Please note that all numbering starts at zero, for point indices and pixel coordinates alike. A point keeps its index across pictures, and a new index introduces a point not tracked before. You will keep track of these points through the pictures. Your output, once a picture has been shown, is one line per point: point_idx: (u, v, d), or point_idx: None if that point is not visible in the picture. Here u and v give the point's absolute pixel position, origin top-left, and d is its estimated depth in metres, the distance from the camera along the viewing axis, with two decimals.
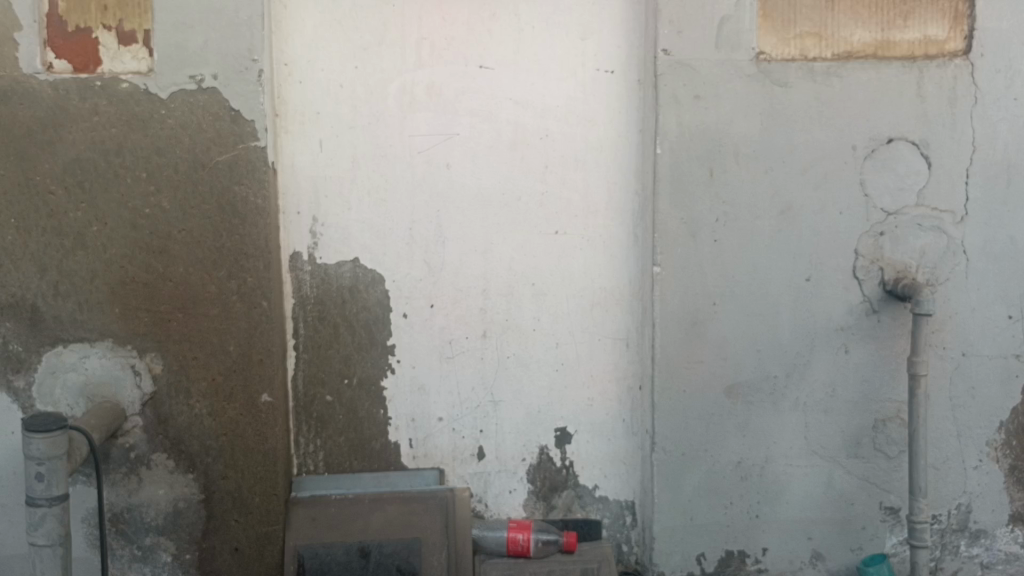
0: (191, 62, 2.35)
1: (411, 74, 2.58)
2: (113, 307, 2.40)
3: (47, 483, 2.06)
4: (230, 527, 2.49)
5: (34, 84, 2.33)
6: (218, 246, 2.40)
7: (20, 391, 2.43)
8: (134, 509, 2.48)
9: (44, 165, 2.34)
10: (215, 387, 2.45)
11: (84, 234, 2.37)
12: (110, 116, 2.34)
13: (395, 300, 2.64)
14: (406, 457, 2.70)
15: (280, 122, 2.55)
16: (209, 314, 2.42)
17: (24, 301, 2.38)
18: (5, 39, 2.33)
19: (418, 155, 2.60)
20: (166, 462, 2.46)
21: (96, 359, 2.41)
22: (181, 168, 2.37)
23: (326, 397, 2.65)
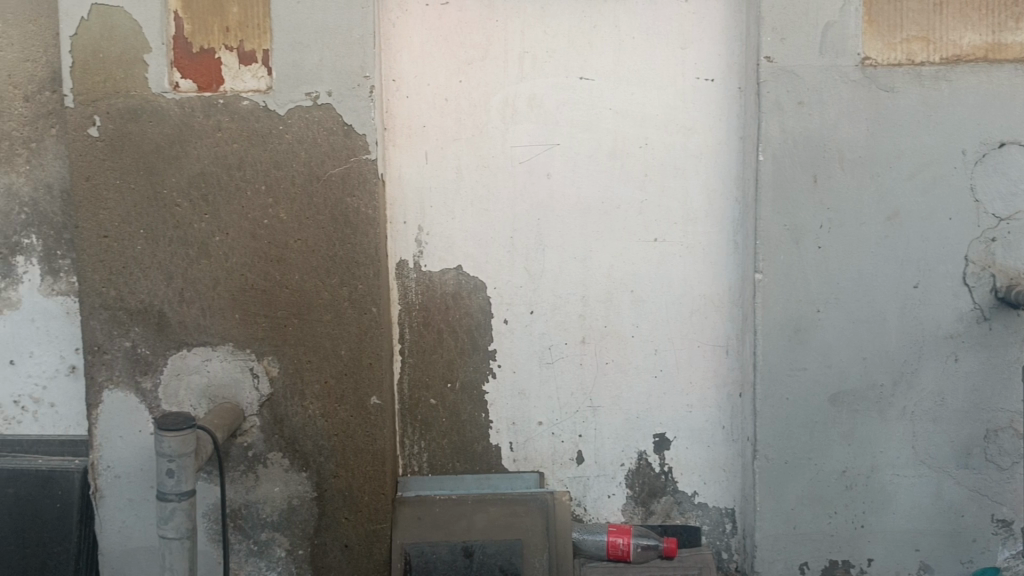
0: (307, 80, 2.47)
1: (513, 86, 2.64)
2: (234, 313, 2.53)
3: (177, 479, 2.16)
4: (341, 524, 2.59)
5: (161, 103, 2.47)
6: (331, 255, 2.51)
7: (147, 392, 2.58)
8: (251, 505, 2.60)
9: (171, 179, 2.49)
10: (328, 390, 2.56)
11: (208, 244, 2.51)
12: (231, 132, 2.47)
13: (497, 306, 2.71)
14: (507, 460, 2.76)
15: (388, 135, 2.65)
16: (322, 319, 2.54)
17: (152, 307, 2.53)
18: (135, 60, 2.46)
19: (520, 165, 2.66)
20: (282, 461, 2.58)
21: (218, 361, 2.55)
22: (297, 181, 2.49)
23: (430, 400, 2.74)
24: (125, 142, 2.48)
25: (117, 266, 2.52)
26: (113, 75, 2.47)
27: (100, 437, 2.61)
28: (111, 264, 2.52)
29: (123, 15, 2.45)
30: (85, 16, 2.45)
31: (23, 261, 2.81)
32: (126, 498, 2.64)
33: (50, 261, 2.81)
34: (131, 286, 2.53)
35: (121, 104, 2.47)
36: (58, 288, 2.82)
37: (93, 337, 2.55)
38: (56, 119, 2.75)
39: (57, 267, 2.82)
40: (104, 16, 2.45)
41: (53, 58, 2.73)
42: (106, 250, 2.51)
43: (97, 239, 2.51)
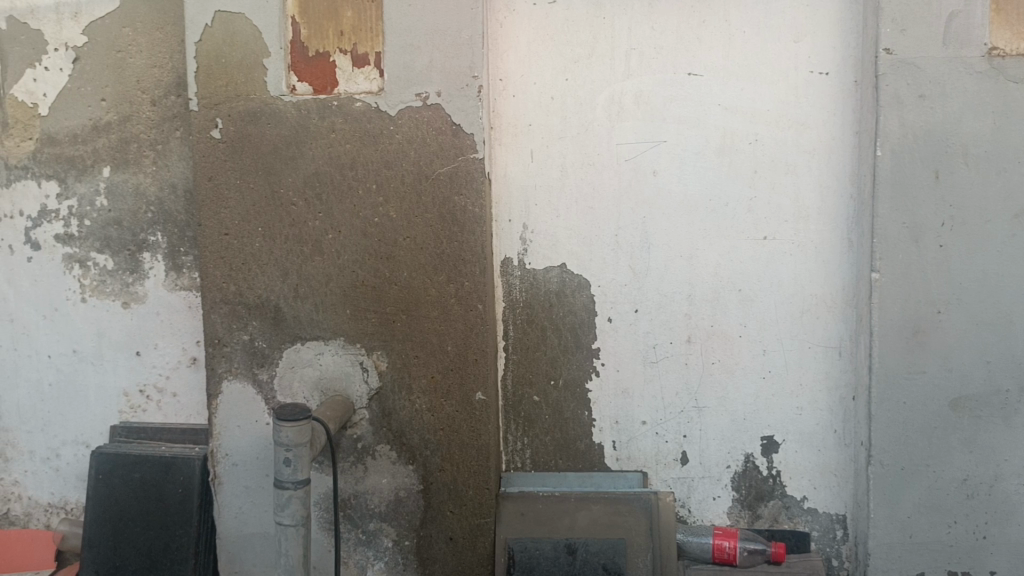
0: (417, 81, 2.52)
1: (620, 83, 2.63)
2: (345, 309, 2.61)
3: (293, 468, 2.24)
4: (445, 517, 2.63)
5: (279, 105, 2.57)
6: (438, 253, 2.56)
7: (264, 383, 2.69)
8: (360, 495, 2.67)
9: (288, 179, 2.58)
10: (434, 385, 2.60)
11: (321, 241, 2.59)
12: (345, 133, 2.55)
13: (601, 304, 2.71)
14: (610, 459, 2.76)
15: (495, 134, 2.68)
16: (429, 315, 2.58)
17: (268, 302, 2.64)
18: (255, 64, 2.57)
19: (626, 163, 2.65)
20: (389, 453, 2.64)
21: (329, 355, 2.64)
22: (406, 180, 2.54)
23: (533, 397, 2.76)
24: (245, 144, 2.59)
25: (237, 262, 2.63)
26: (235, 79, 2.58)
27: (220, 427, 2.73)
28: (231, 260, 2.63)
29: (244, 21, 2.56)
30: (209, 22, 2.56)
31: (149, 257, 2.98)
32: (243, 485, 2.76)
33: (174, 257, 2.97)
34: (249, 282, 2.64)
35: (242, 106, 2.58)
36: (180, 284, 2.97)
37: (214, 330, 2.68)
38: (180, 122, 2.89)
39: (180, 263, 2.96)
40: (227, 22, 2.56)
41: (178, 65, 2.87)
42: (226, 247, 2.63)
43: (218, 236, 2.63)
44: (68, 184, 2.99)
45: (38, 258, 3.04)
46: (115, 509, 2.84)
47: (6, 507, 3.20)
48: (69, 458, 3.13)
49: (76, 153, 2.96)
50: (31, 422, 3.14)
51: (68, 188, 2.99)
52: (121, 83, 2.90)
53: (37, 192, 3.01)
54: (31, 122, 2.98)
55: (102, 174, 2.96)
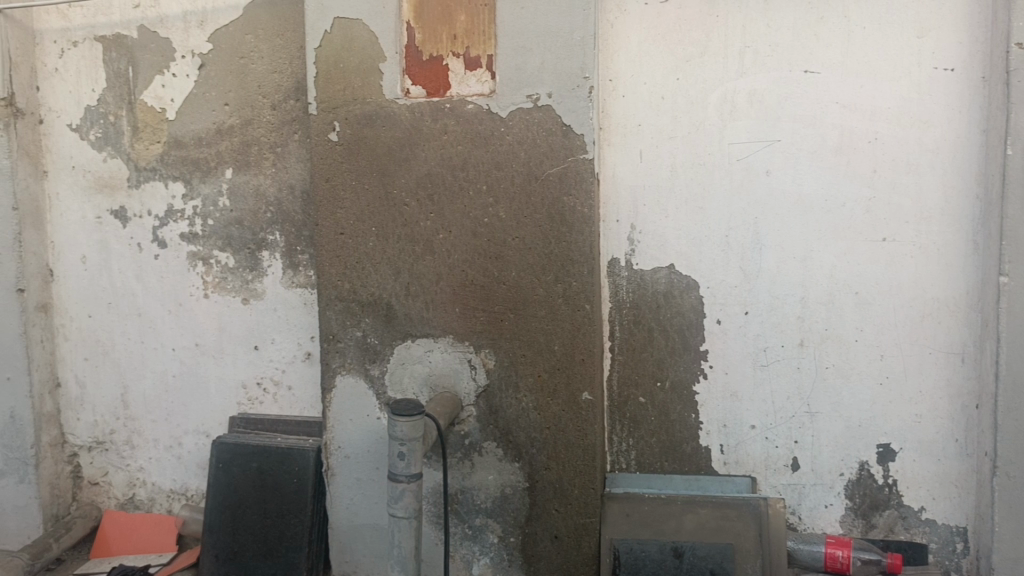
0: (529, 82, 2.53)
1: (733, 82, 2.60)
2: (454, 307, 2.66)
3: (407, 462, 2.29)
4: (551, 515, 2.65)
5: (394, 108, 2.63)
6: (547, 252, 2.57)
7: (376, 378, 2.77)
8: (467, 491, 2.72)
9: (401, 180, 2.65)
10: (541, 383, 2.62)
11: (432, 241, 2.65)
12: (456, 135, 2.59)
13: (710, 306, 2.67)
14: (717, 463, 2.73)
15: (604, 135, 2.69)
16: (537, 315, 2.60)
17: (380, 299, 2.72)
18: (372, 69, 2.64)
19: (738, 164, 2.61)
20: (496, 450, 2.68)
21: (439, 352, 2.69)
22: (517, 181, 2.56)
23: (639, 398, 2.75)
24: (361, 146, 2.67)
25: (351, 260, 2.72)
26: (352, 83, 2.66)
27: (333, 420, 2.84)
28: (346, 259, 2.72)
29: (362, 26, 2.63)
30: (328, 28, 2.65)
31: (268, 256, 3.10)
32: (355, 477, 2.84)
33: (291, 256, 3.08)
34: (363, 280, 2.72)
35: (358, 109, 2.66)
36: (297, 281, 3.08)
37: (329, 326, 2.78)
38: (298, 125, 3.00)
39: (297, 262, 3.08)
40: (345, 28, 2.65)
41: (297, 70, 2.98)
42: (341, 246, 2.72)
43: (335, 236, 2.72)
44: (193, 186, 3.14)
45: (165, 255, 3.20)
46: (234, 497, 2.97)
47: (132, 491, 3.38)
48: (191, 447, 3.29)
49: (201, 156, 3.11)
50: (156, 412, 3.31)
51: (192, 189, 3.14)
52: (244, 89, 3.03)
53: (164, 192, 3.17)
54: (159, 126, 3.14)
55: (224, 176, 3.10)
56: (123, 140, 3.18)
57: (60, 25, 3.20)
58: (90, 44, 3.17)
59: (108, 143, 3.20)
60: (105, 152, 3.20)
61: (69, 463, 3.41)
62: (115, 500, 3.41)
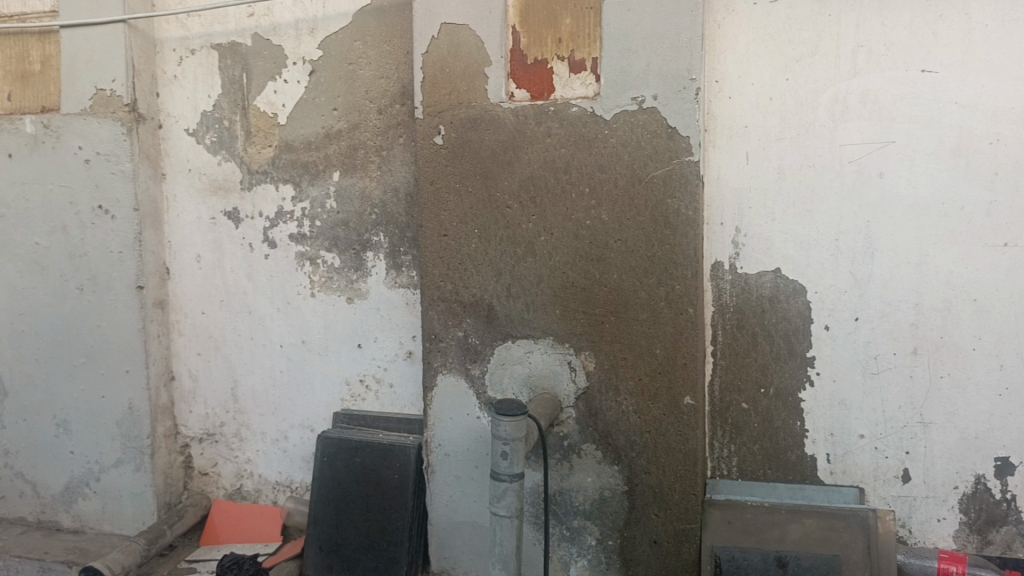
0: (634, 84, 2.51)
1: (844, 82, 2.54)
2: (555, 309, 2.67)
3: (510, 461, 2.32)
4: (650, 519, 2.64)
5: (498, 111, 2.66)
6: (649, 255, 2.55)
7: (476, 378, 2.81)
8: (565, 492, 2.73)
9: (504, 183, 2.68)
10: (641, 387, 2.60)
11: (534, 243, 2.66)
12: (560, 137, 2.60)
13: (818, 311, 2.61)
14: (823, 472, 2.66)
15: (709, 137, 2.66)
16: (639, 318, 2.58)
17: (482, 300, 2.75)
18: (477, 73, 2.68)
19: (849, 166, 2.55)
20: (595, 453, 2.68)
21: (538, 354, 2.71)
22: (620, 183, 2.55)
23: (742, 404, 2.71)
24: (466, 149, 2.71)
25: (454, 262, 2.77)
26: (457, 88, 2.71)
27: (434, 417, 2.89)
28: (449, 261, 2.78)
29: (468, 32, 2.68)
30: (435, 34, 2.71)
31: (372, 256, 3.18)
32: (455, 475, 2.89)
33: (394, 257, 3.15)
34: (465, 281, 2.77)
35: (463, 114, 2.71)
36: (399, 281, 3.15)
37: (432, 326, 2.84)
38: (403, 129, 3.07)
39: (399, 262, 3.15)
40: (452, 34, 2.70)
41: (403, 75, 3.04)
42: (445, 247, 2.78)
43: (438, 238, 2.78)
44: (302, 188, 3.25)
45: (274, 255, 3.32)
46: (338, 490, 3.06)
47: (240, 482, 3.52)
48: (295, 441, 3.40)
49: (310, 159, 3.21)
50: (264, 406, 3.43)
51: (302, 191, 3.25)
52: (352, 94, 3.12)
53: (274, 195, 3.29)
54: (270, 131, 3.26)
55: (332, 179, 3.20)
56: (237, 144, 3.31)
57: (178, 34, 3.34)
58: (206, 52, 3.31)
59: (222, 147, 3.33)
60: (220, 155, 3.34)
61: (182, 453, 3.57)
62: (224, 490, 3.56)
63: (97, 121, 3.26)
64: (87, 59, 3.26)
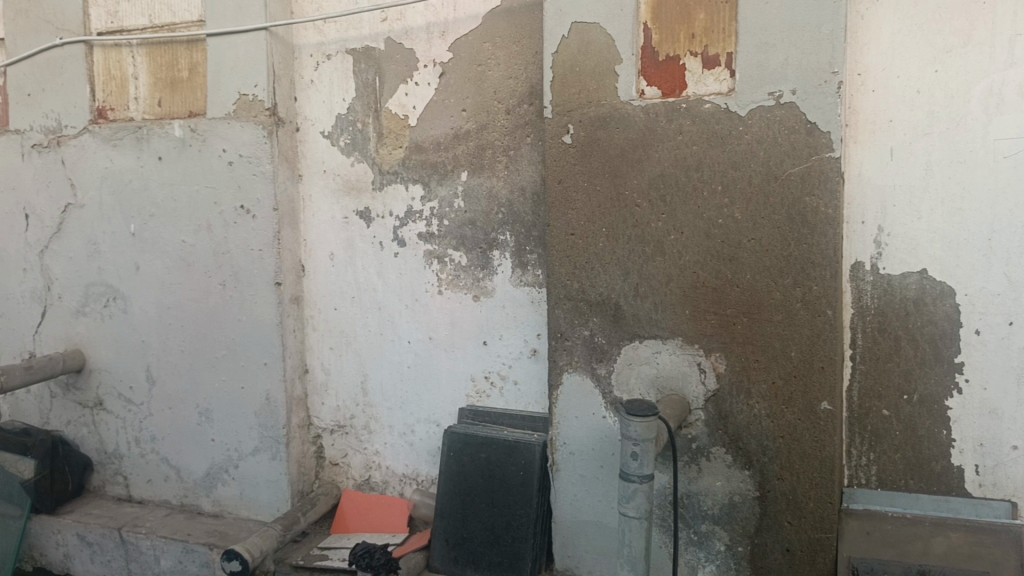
0: (771, 79, 2.44)
1: (1000, 73, 2.39)
2: (685, 310, 2.63)
3: (640, 462, 2.30)
4: (783, 527, 2.57)
5: (629, 109, 2.64)
6: (785, 255, 2.47)
7: (602, 378, 2.80)
8: (693, 495, 2.69)
9: (633, 181, 2.66)
10: (775, 391, 2.53)
11: (663, 242, 2.63)
12: (692, 134, 2.56)
13: (967, 315, 2.48)
14: (971, 484, 2.52)
15: (850, 132, 2.57)
16: (773, 319, 2.51)
17: (609, 299, 2.74)
18: (608, 71, 2.67)
19: (1004, 161, 2.40)
20: (725, 457, 2.62)
21: (667, 354, 2.67)
22: (755, 181, 2.49)
23: (883, 411, 2.60)
24: (594, 148, 2.71)
25: (581, 261, 2.77)
26: (587, 87, 2.70)
27: (560, 416, 2.90)
28: (576, 259, 2.78)
29: (598, 30, 2.67)
30: (565, 34, 2.71)
31: (498, 255, 3.22)
32: (580, 474, 2.89)
33: (520, 255, 3.17)
34: (592, 280, 2.76)
35: (593, 112, 2.70)
36: (525, 280, 3.17)
37: (558, 325, 2.85)
38: (531, 129, 3.09)
39: (525, 261, 3.17)
40: (582, 33, 2.69)
41: (532, 75, 3.06)
42: (572, 246, 2.78)
43: (566, 237, 2.79)
44: (431, 188, 3.32)
45: (403, 253, 3.41)
46: (463, 485, 3.11)
47: (369, 473, 3.64)
48: (422, 435, 3.48)
49: (439, 159, 3.28)
50: (392, 400, 3.53)
51: (431, 191, 3.32)
52: (481, 95, 3.17)
53: (404, 195, 3.37)
54: (402, 132, 3.35)
55: (460, 178, 3.25)
56: (369, 145, 3.42)
57: (315, 40, 3.47)
58: (342, 57, 3.42)
59: (355, 148, 3.44)
60: (353, 157, 3.45)
61: (314, 443, 3.72)
62: (353, 481, 3.68)
63: (240, 125, 3.43)
64: (231, 66, 3.42)
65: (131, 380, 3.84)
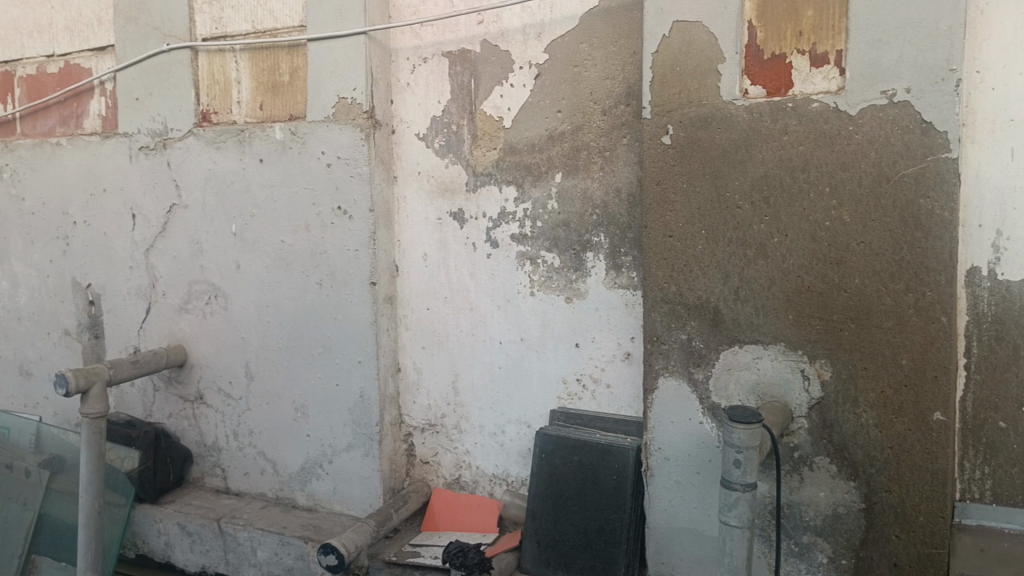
0: (884, 77, 2.36)
1: None
2: (788, 314, 2.56)
3: (743, 470, 2.25)
4: (890, 541, 2.48)
5: (732, 109, 2.59)
6: (896, 259, 2.39)
7: (699, 383, 2.75)
8: (794, 505, 2.62)
9: (735, 182, 2.60)
10: (884, 400, 2.45)
11: (766, 245, 2.57)
12: (799, 134, 2.49)
13: None
14: None
15: (967, 132, 2.46)
16: (882, 326, 2.43)
17: (708, 303, 2.69)
18: (710, 71, 2.62)
19: None
20: (829, 466, 2.54)
21: (768, 360, 2.61)
22: (865, 182, 2.41)
23: (998, 423, 2.48)
24: (694, 148, 2.66)
25: (679, 263, 2.73)
26: (689, 86, 2.66)
27: (655, 420, 2.86)
28: (673, 262, 2.74)
29: (701, 29, 2.62)
30: (667, 33, 2.68)
31: (592, 256, 3.20)
32: (675, 479, 2.85)
33: (615, 257, 3.15)
34: (690, 283, 2.72)
35: (694, 112, 2.65)
36: (619, 282, 3.15)
37: (654, 328, 2.81)
38: (628, 129, 3.06)
39: (620, 263, 3.14)
40: (684, 32, 2.65)
41: (630, 75, 3.03)
42: (669, 248, 2.74)
43: (663, 239, 2.75)
44: (525, 189, 3.32)
45: (496, 255, 3.42)
46: (555, 487, 3.10)
47: (459, 472, 3.66)
48: (512, 436, 3.48)
49: (534, 161, 3.28)
50: (482, 400, 3.54)
51: (525, 192, 3.32)
52: (577, 96, 3.15)
53: (498, 196, 3.38)
54: (496, 134, 3.36)
55: (555, 179, 3.25)
56: (464, 147, 3.44)
57: (412, 43, 3.51)
58: (438, 60, 3.45)
59: (450, 150, 3.47)
60: (448, 158, 3.48)
61: (405, 441, 3.77)
62: (443, 480, 3.71)
63: (339, 128, 3.49)
64: (331, 70, 3.49)
65: (230, 375, 3.96)
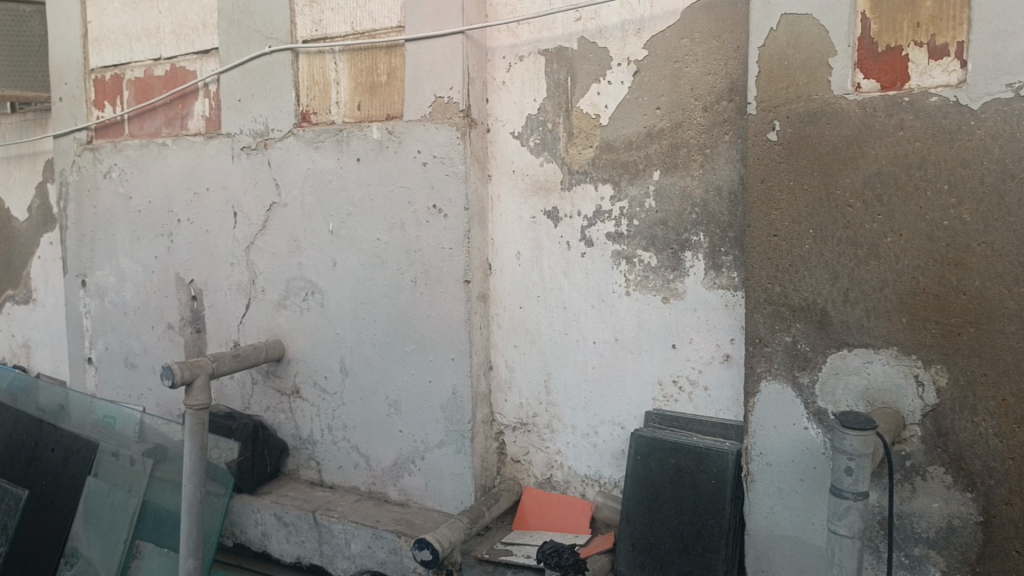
0: (1010, 69, 2.24)
1: None
2: (901, 317, 2.46)
3: (854, 478, 2.18)
4: (1010, 557, 2.36)
5: (843, 104, 2.51)
6: (1021, 261, 2.27)
7: (804, 387, 2.67)
8: (905, 516, 2.51)
9: (846, 180, 2.52)
10: (1005, 409, 2.33)
11: (878, 244, 2.48)
12: (916, 130, 2.39)
13: None
14: None
15: None
16: (1005, 331, 2.31)
17: (815, 305, 2.61)
18: (820, 64, 2.54)
19: None
20: (944, 477, 2.44)
21: (879, 365, 2.51)
22: (987, 179, 2.30)
23: None
24: (802, 145, 2.58)
25: (784, 263, 2.65)
26: (797, 81, 2.58)
27: (756, 425, 2.79)
28: (778, 262, 2.66)
29: (811, 21, 2.54)
30: (774, 26, 2.61)
31: (691, 256, 3.14)
32: (777, 486, 2.77)
33: (714, 257, 3.09)
34: (796, 284, 2.64)
35: (802, 108, 2.57)
36: (718, 282, 3.08)
37: (756, 329, 2.74)
38: (730, 126, 3.00)
39: (720, 262, 3.07)
40: (793, 25, 2.58)
41: (733, 71, 2.97)
42: (774, 247, 2.67)
43: (768, 238, 2.68)
44: (621, 188, 3.28)
45: (591, 254, 3.39)
46: (651, 490, 3.05)
47: (550, 472, 3.65)
48: (606, 436, 3.45)
49: (631, 159, 3.24)
50: (575, 400, 3.52)
51: (621, 191, 3.29)
52: (677, 92, 3.11)
53: (594, 194, 3.35)
54: (593, 131, 3.34)
55: (652, 178, 3.20)
56: (559, 145, 3.43)
57: (509, 42, 3.52)
58: (534, 58, 3.44)
59: (545, 148, 3.46)
60: (543, 157, 3.47)
61: (496, 440, 3.77)
62: (534, 479, 3.71)
63: (435, 127, 3.52)
64: (428, 69, 3.52)
65: (325, 370, 4.03)
